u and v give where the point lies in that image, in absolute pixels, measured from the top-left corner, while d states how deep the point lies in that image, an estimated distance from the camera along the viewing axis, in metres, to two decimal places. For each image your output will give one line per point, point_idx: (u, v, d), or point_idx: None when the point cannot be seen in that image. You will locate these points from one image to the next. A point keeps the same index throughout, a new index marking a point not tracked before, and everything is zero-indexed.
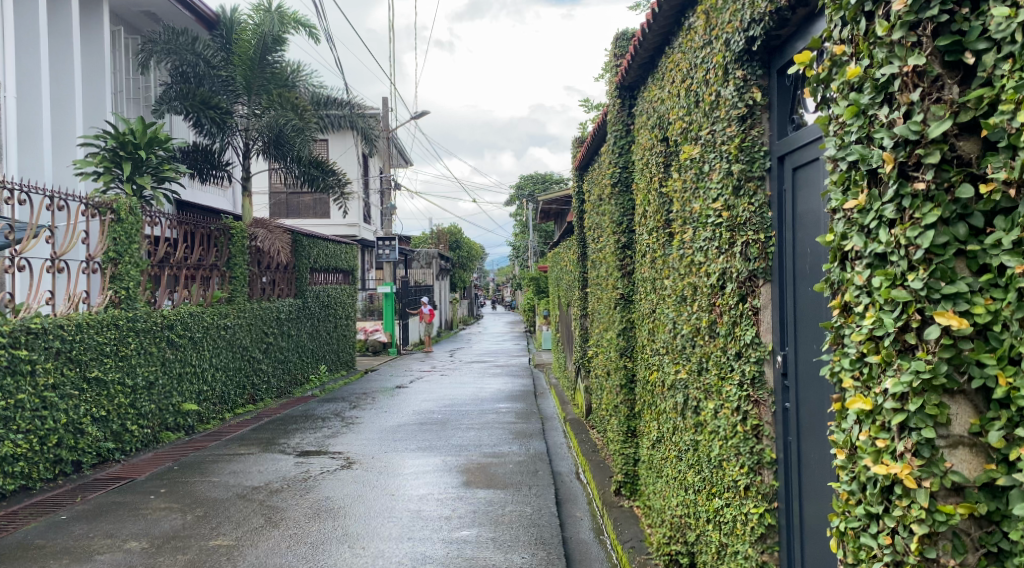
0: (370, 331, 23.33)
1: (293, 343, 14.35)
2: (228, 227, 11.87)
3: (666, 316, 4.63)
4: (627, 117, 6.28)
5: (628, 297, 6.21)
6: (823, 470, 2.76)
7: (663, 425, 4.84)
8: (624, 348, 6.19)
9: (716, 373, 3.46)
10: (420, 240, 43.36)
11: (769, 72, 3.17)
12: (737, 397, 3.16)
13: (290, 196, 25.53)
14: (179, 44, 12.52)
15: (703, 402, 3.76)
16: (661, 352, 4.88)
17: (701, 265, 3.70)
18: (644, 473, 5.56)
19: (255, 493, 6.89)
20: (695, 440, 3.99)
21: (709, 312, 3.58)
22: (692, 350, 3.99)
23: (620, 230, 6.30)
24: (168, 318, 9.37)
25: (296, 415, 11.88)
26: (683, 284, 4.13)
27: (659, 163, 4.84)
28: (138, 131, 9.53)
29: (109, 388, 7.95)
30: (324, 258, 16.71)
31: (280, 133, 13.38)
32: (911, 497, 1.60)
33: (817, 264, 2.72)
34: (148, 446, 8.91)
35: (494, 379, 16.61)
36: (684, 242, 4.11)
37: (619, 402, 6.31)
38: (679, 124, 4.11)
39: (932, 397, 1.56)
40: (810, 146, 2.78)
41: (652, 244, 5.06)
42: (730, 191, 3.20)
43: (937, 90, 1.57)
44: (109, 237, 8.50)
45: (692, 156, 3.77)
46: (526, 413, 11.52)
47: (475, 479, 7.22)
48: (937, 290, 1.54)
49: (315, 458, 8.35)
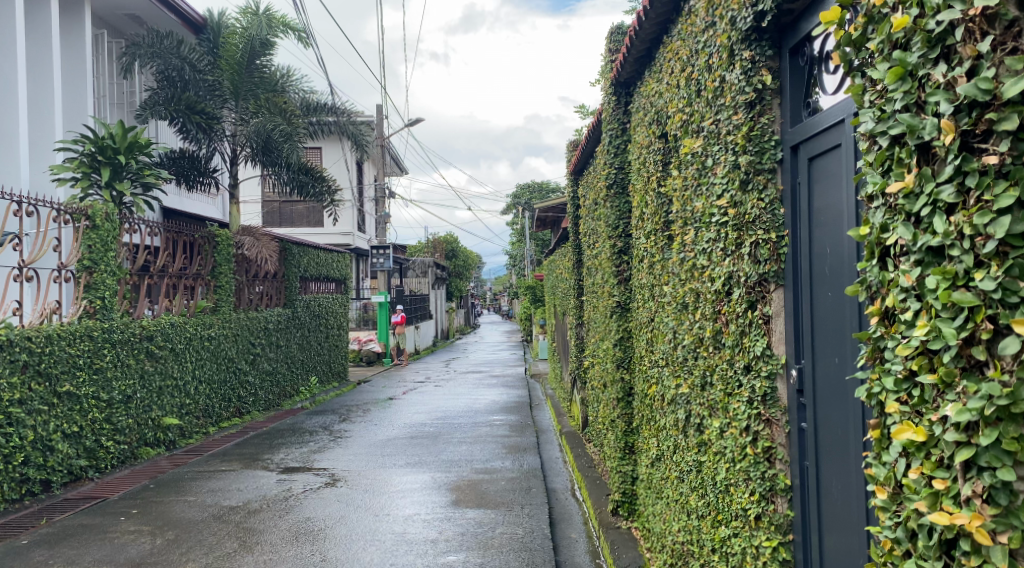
0: (364, 341, 22.99)
1: (282, 354, 13.99)
2: (213, 234, 11.50)
3: (665, 325, 4.30)
4: (622, 116, 5.97)
5: (624, 305, 5.88)
6: (846, 504, 2.40)
7: (664, 442, 4.51)
8: (621, 359, 5.85)
9: (722, 389, 3.13)
10: (416, 249, 43.04)
11: (781, 53, 2.85)
12: (746, 416, 2.84)
13: (282, 205, 25.21)
14: (164, 47, 12.20)
15: (708, 420, 3.43)
16: (660, 364, 4.55)
17: (704, 269, 3.39)
18: (643, 493, 5.22)
19: (231, 513, 6.52)
20: (698, 461, 3.66)
21: (714, 321, 3.24)
22: (694, 363, 3.66)
23: (616, 235, 5.97)
24: (148, 329, 9.02)
25: (284, 429, 11.50)
26: (684, 291, 3.80)
27: (657, 161, 4.53)
28: (117, 134, 9.20)
29: (82, 402, 7.58)
30: (315, 267, 16.37)
31: (268, 138, 13.02)
32: (983, 556, 1.26)
33: (838, 264, 2.38)
34: (125, 463, 8.52)
35: (489, 390, 16.26)
36: (684, 245, 3.80)
37: (616, 417, 5.98)
38: (679, 117, 3.79)
39: (1010, 428, 1.22)
40: (828, 132, 2.45)
41: (650, 248, 4.74)
42: (737, 186, 2.87)
43: (1013, 38, 1.24)
44: (83, 245, 8.15)
45: (694, 151, 3.45)
46: (521, 425, 11.17)
47: (465, 497, 6.86)
48: (1014, 292, 1.21)
49: (298, 475, 7.99)
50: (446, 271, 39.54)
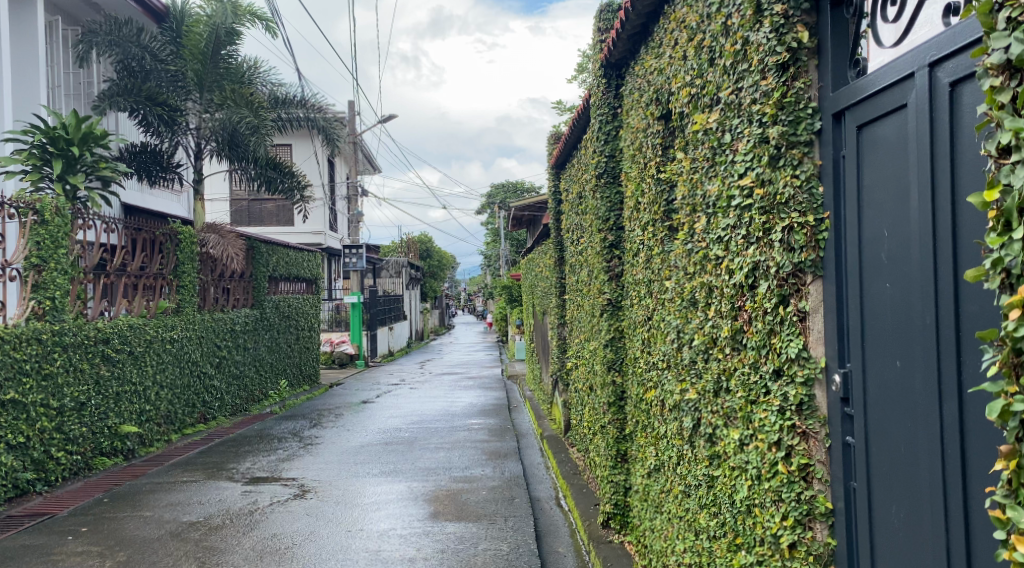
0: (336, 342, 22.31)
1: (250, 357, 13.41)
2: (176, 231, 10.86)
3: (666, 324, 3.93)
4: (614, 100, 5.54)
5: (616, 304, 5.48)
6: (911, 534, 2.02)
7: (664, 453, 4.13)
8: (612, 361, 5.46)
9: (743, 396, 2.80)
10: (389, 249, 42.37)
11: (819, 5, 2.44)
12: (776, 428, 2.50)
13: (251, 203, 24.48)
14: (122, 35, 11.52)
15: (723, 430, 3.08)
16: (659, 366, 4.18)
17: (719, 260, 3.02)
18: (637, 505, 4.86)
19: (191, 530, 5.96)
20: (710, 476, 3.29)
21: (733, 319, 2.88)
22: (705, 366, 3.29)
23: (607, 228, 5.57)
24: (103, 331, 8.42)
25: (251, 435, 10.94)
26: (691, 286, 3.43)
27: (656, 145, 4.15)
28: (70, 125, 8.53)
29: (29, 411, 6.99)
30: (285, 266, 15.76)
31: (234, 132, 12.49)
32: None
33: (903, 248, 2.01)
34: (78, 475, 7.92)
35: (466, 392, 15.81)
36: (692, 235, 3.42)
37: (606, 423, 5.57)
38: (687, 91, 3.39)
39: None
40: (889, 92, 2.09)
41: (647, 240, 4.36)
42: (766, 162, 2.52)
43: None
44: (31, 241, 7.46)
45: (707, 126, 3.07)
46: (500, 430, 10.75)
47: (444, 509, 6.42)
48: None
49: (266, 486, 7.46)
50: (419, 272, 38.98)
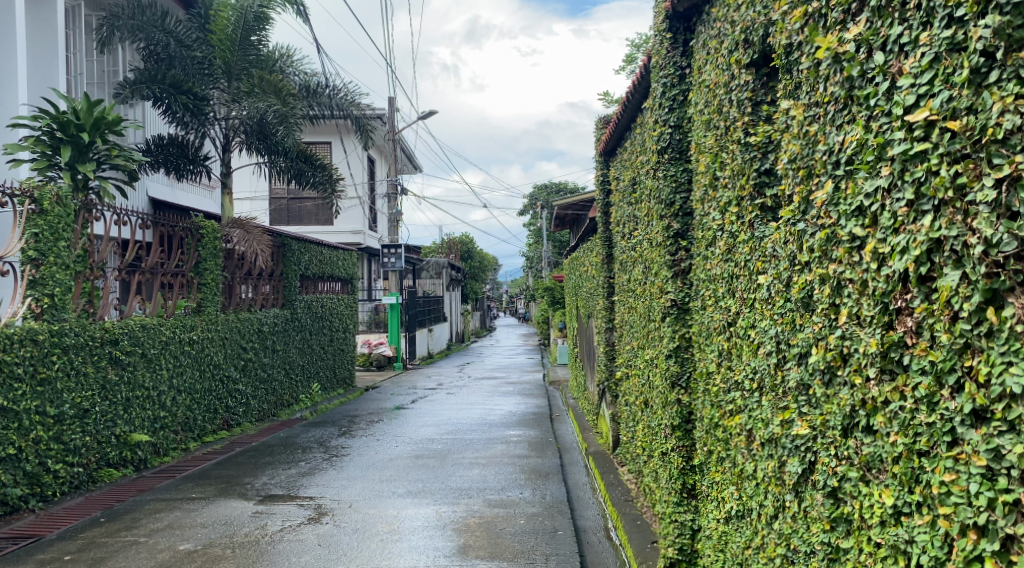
0: (374, 344, 21.73)
1: (279, 359, 12.77)
2: (198, 226, 10.20)
3: (760, 332, 2.99)
4: (680, 59, 4.62)
5: (682, 305, 4.51)
6: None
7: (753, 498, 3.18)
8: (677, 375, 4.51)
9: (903, 442, 1.87)
10: (431, 249, 41.78)
11: None
12: (980, 504, 1.58)
13: (291, 202, 24.13)
14: (146, 20, 11.07)
15: (861, 486, 2.15)
16: (745, 384, 3.24)
17: (860, 240, 2.09)
18: (708, 552, 3.93)
19: (183, 562, 5.21)
20: (832, 547, 2.35)
21: (885, 329, 1.97)
22: (827, 392, 2.37)
23: (671, 214, 4.61)
24: (111, 331, 7.73)
25: (275, 443, 10.25)
26: (802, 279, 2.52)
27: (745, 100, 3.25)
28: (81, 109, 7.81)
29: (22, 419, 6.34)
30: (319, 264, 15.12)
31: (262, 121, 11.65)
32: None
33: None
34: (80, 489, 7.27)
35: (505, 399, 14.90)
36: (807, 209, 2.49)
37: (670, 449, 4.62)
38: (801, 12, 2.48)
39: None
40: None
41: (729, 225, 3.43)
42: (972, 79, 1.59)
43: None
44: (28, 231, 6.82)
45: (841, 48, 2.16)
46: (541, 443, 9.82)
47: (475, 543, 5.53)
48: None
49: (279, 507, 6.67)
50: (461, 273, 38.38)
